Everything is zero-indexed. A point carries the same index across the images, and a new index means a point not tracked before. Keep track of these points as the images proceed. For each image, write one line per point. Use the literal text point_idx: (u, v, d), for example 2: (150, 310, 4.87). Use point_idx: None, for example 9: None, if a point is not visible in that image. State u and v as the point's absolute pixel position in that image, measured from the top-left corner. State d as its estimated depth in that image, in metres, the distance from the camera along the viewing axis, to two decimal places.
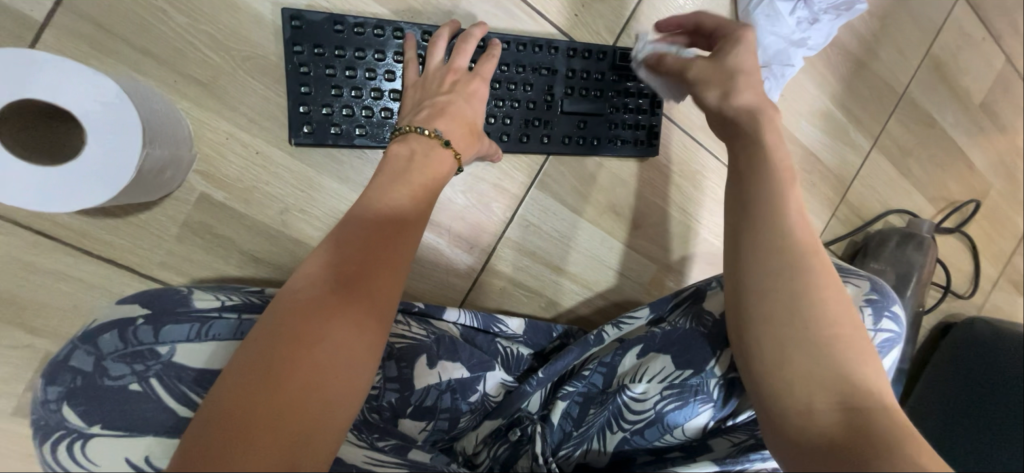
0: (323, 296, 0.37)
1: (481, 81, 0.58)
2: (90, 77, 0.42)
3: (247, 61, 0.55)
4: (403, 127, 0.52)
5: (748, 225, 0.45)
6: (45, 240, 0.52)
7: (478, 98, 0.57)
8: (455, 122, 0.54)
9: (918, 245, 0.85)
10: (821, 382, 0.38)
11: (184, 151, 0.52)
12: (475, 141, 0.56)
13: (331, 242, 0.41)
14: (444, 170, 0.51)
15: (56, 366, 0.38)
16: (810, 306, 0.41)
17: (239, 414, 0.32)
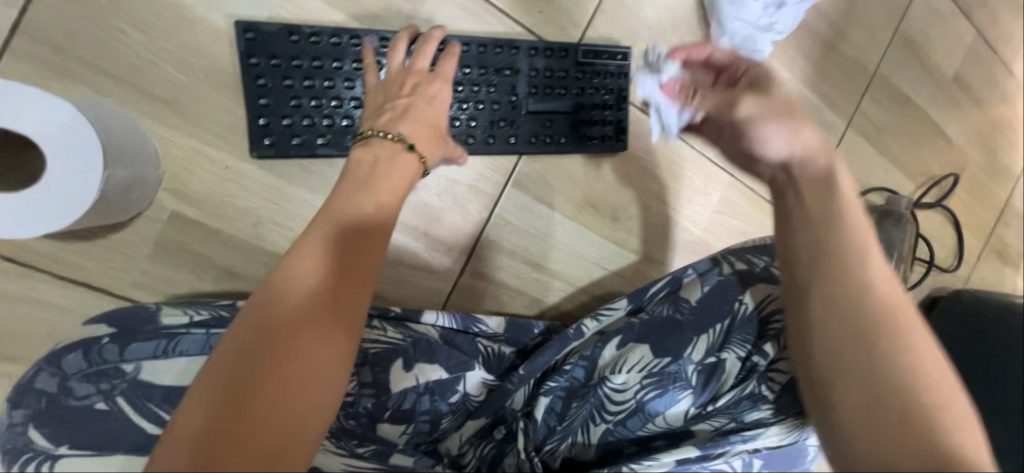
0: (299, 316, 0.37)
1: (444, 83, 0.57)
2: (44, 102, 0.42)
3: (209, 76, 0.55)
4: (365, 131, 0.52)
5: (802, 226, 0.41)
6: (18, 266, 0.52)
7: (440, 99, 0.57)
8: (417, 125, 0.54)
9: (896, 220, 0.85)
10: (884, 391, 0.35)
11: (151, 170, 0.52)
12: (438, 143, 0.56)
13: (302, 255, 0.40)
14: (407, 175, 0.51)
15: (23, 389, 0.39)
16: (886, 330, 0.36)
17: (203, 438, 0.31)
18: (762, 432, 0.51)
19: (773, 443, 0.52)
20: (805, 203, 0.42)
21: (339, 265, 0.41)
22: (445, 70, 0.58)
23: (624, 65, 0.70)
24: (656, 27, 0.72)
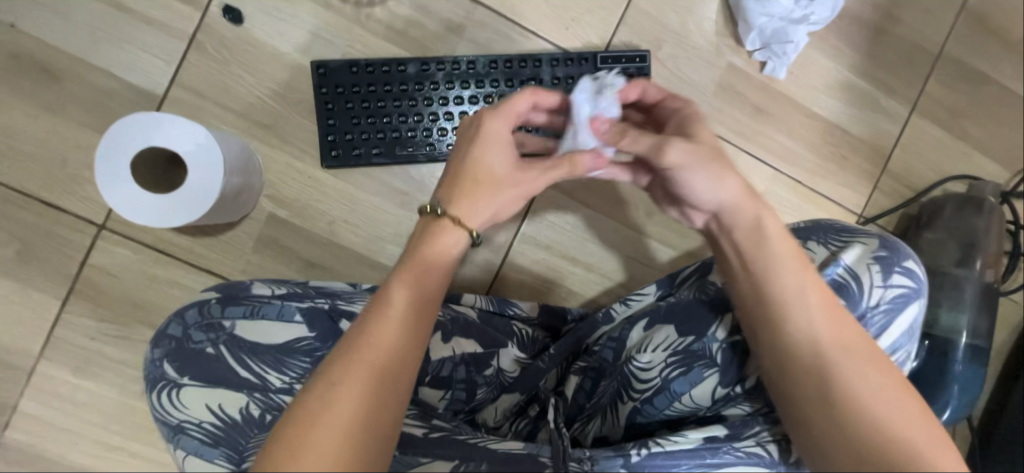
0: (382, 384, 0.40)
1: (502, 125, 0.50)
2: (191, 128, 0.58)
3: (298, 105, 0.69)
4: (424, 206, 0.49)
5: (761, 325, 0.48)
6: (164, 256, 0.68)
7: (489, 150, 0.49)
8: (456, 188, 0.48)
9: (977, 207, 0.77)
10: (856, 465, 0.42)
11: (255, 179, 0.67)
12: (489, 209, 0.48)
13: (369, 323, 0.42)
14: (448, 249, 0.47)
15: (161, 334, 0.50)
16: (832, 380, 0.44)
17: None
18: None
19: None
20: (740, 254, 0.49)
21: (414, 334, 0.43)
22: (491, 125, 0.49)
23: (643, 67, 0.74)
24: (680, 31, 0.76)
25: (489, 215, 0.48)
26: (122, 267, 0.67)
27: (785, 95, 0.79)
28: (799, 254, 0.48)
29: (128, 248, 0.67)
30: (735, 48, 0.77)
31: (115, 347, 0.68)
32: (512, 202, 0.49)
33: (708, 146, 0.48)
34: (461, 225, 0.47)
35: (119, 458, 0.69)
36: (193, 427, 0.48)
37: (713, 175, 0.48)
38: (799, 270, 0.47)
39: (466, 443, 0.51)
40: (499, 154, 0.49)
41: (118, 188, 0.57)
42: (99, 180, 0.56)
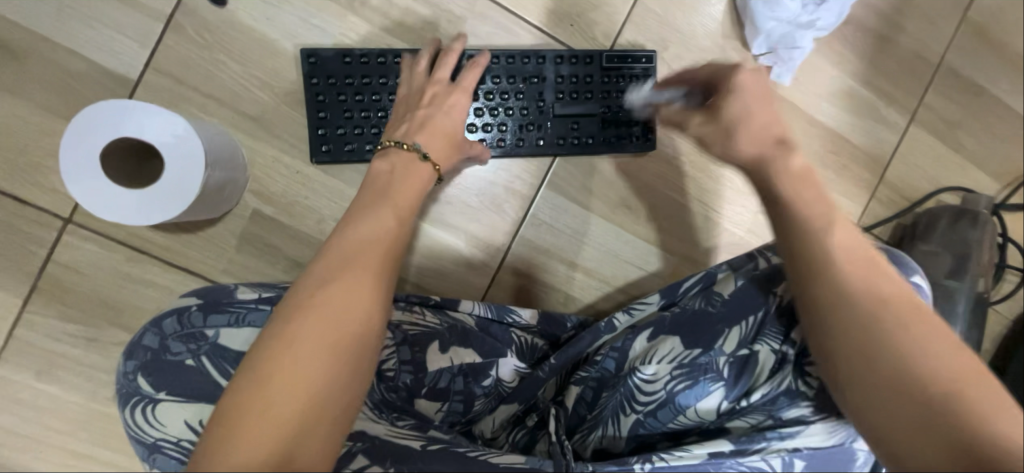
0: (351, 319, 0.40)
1: (462, 93, 0.62)
2: (167, 118, 0.53)
3: (286, 96, 0.65)
4: (384, 142, 0.56)
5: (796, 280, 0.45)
6: (139, 254, 0.63)
7: (452, 110, 0.60)
8: (433, 135, 0.58)
9: (972, 220, 0.78)
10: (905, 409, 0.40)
11: (239, 173, 0.63)
12: (450, 150, 0.60)
13: (335, 267, 0.42)
14: (421, 184, 0.54)
15: (134, 344, 0.46)
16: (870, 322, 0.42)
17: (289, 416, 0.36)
18: (802, 430, 0.50)
19: (814, 444, 0.50)
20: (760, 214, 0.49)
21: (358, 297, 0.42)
22: (457, 96, 0.61)
23: (650, 67, 0.72)
24: (686, 32, 0.74)
25: (451, 161, 0.60)
26: (91, 265, 0.63)
27: (789, 101, 0.78)
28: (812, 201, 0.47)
29: (98, 245, 0.62)
30: (741, 51, 0.76)
31: (83, 349, 0.63)
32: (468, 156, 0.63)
33: (723, 127, 0.52)
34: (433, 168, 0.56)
35: (89, 467, 0.65)
36: (171, 445, 0.44)
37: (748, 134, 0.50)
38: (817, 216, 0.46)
39: (462, 456, 0.49)
40: (457, 110, 0.61)
41: (86, 182, 0.52)
42: (65, 172, 0.52)
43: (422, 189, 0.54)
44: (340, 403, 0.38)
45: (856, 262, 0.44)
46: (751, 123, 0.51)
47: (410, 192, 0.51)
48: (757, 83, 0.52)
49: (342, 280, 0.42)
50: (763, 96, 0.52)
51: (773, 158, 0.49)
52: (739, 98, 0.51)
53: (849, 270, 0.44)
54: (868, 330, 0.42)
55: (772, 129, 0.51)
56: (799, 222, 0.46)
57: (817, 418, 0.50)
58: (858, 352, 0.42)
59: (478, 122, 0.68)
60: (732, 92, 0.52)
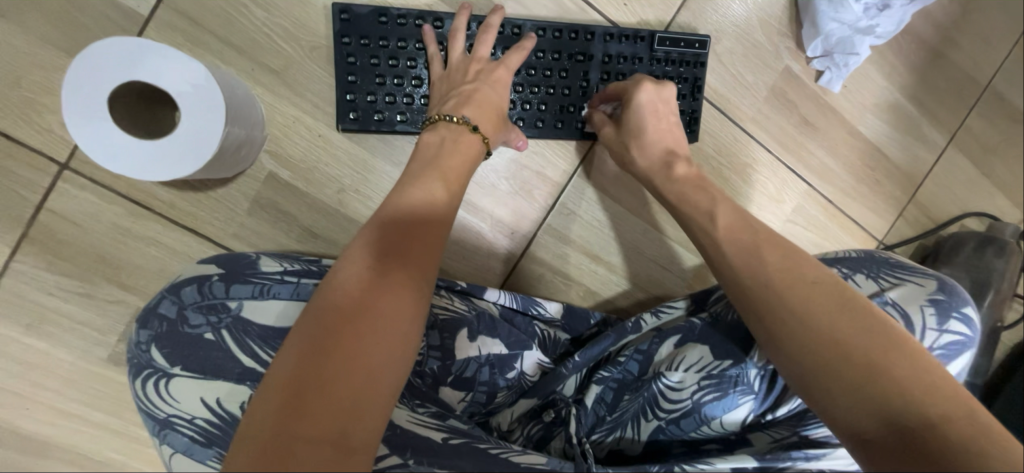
0: (374, 280, 0.40)
1: (506, 70, 0.60)
2: (185, 63, 0.48)
3: (313, 51, 0.60)
4: (432, 116, 0.55)
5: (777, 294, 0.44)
6: (141, 209, 0.59)
7: (499, 86, 0.59)
8: (481, 108, 0.56)
9: (998, 250, 0.79)
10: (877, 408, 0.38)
11: (258, 132, 0.58)
12: (499, 128, 0.58)
13: (358, 243, 0.44)
14: (472, 155, 0.54)
15: (149, 312, 0.43)
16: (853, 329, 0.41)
17: (299, 374, 0.35)
18: (828, 452, 0.48)
19: (839, 466, 0.49)
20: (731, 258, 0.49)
21: (365, 245, 0.43)
22: (500, 72, 0.59)
23: (702, 54, 0.68)
24: (742, 26, 0.70)
25: (500, 138, 0.59)
26: (88, 216, 0.58)
27: (834, 109, 0.75)
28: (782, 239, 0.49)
29: (97, 195, 0.57)
30: (794, 52, 0.72)
31: (77, 306, 0.59)
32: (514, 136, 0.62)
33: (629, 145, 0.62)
34: (483, 141, 0.56)
35: (79, 428, 0.62)
36: (184, 423, 0.41)
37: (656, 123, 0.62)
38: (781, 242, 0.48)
39: (486, 453, 0.46)
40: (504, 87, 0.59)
41: (90, 127, 0.47)
42: (65, 113, 0.46)
43: (471, 162, 0.54)
44: (391, 345, 0.38)
45: (741, 249, 0.48)
46: (648, 138, 0.62)
47: (459, 164, 0.52)
48: (659, 98, 0.62)
49: (364, 249, 0.43)
50: (665, 111, 0.63)
51: (658, 172, 0.61)
52: (644, 114, 0.61)
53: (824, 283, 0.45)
54: (791, 307, 0.43)
55: (663, 145, 0.62)
56: (695, 228, 0.54)
57: (843, 441, 0.50)
58: (786, 330, 0.43)
59: (516, 100, 0.64)
60: (637, 107, 0.61)
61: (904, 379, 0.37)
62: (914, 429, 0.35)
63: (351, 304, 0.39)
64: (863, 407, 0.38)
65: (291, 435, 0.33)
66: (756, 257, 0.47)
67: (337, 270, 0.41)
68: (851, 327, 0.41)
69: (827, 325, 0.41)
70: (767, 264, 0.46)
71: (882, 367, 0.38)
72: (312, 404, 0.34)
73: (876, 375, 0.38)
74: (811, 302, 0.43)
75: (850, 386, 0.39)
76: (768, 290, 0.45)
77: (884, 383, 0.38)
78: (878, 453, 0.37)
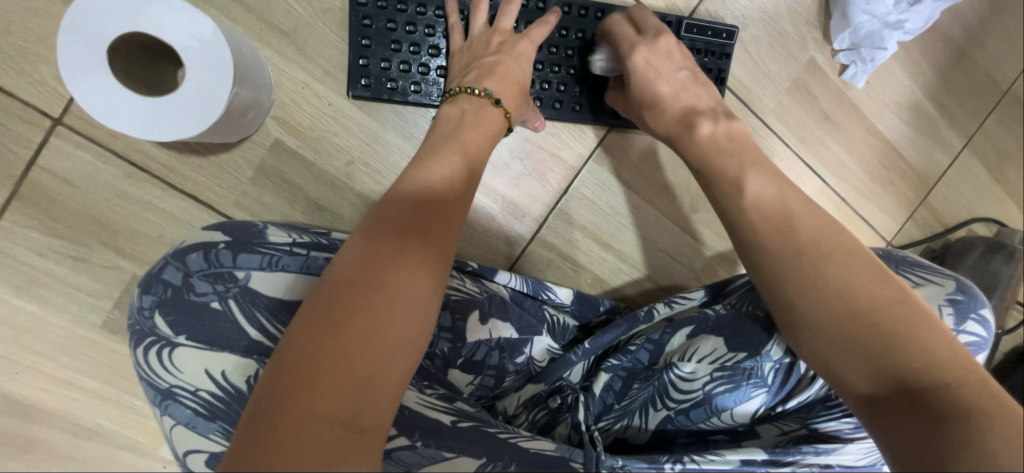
0: (390, 246, 0.39)
1: (530, 43, 0.57)
2: (192, 16, 0.45)
3: (326, 13, 0.57)
4: (453, 88, 0.53)
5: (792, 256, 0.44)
6: (139, 172, 0.56)
7: (523, 61, 0.56)
8: (504, 82, 0.54)
9: (1007, 256, 0.78)
10: (868, 370, 0.39)
11: (265, 96, 0.55)
12: (521, 105, 0.56)
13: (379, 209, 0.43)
14: (492, 131, 0.52)
15: (151, 277, 0.41)
16: (861, 297, 0.40)
17: (311, 337, 0.34)
18: (839, 448, 0.48)
19: (846, 462, 0.48)
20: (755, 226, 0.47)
21: (378, 216, 0.42)
22: (523, 45, 0.57)
23: (729, 44, 0.66)
24: (771, 13, 0.68)
25: (520, 115, 0.57)
26: (82, 176, 0.55)
27: (855, 105, 0.74)
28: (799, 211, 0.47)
29: (93, 155, 0.55)
30: (821, 43, 0.70)
31: (69, 269, 0.56)
32: (533, 113, 0.60)
33: (634, 110, 0.59)
34: (505, 117, 0.54)
35: (70, 394, 0.60)
36: (188, 394, 0.40)
37: (655, 75, 0.57)
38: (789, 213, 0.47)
39: (495, 438, 0.45)
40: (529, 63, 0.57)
41: (87, 79, 0.44)
42: (61, 66, 0.43)
43: (491, 137, 0.52)
44: (410, 309, 0.37)
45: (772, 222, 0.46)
46: (662, 101, 0.57)
47: (479, 138, 0.50)
48: (654, 57, 0.57)
49: (383, 216, 0.42)
50: (665, 68, 0.57)
51: (676, 134, 0.56)
52: (636, 79, 0.57)
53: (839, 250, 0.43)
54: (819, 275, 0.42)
55: (681, 103, 0.57)
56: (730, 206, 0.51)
57: (853, 437, 0.49)
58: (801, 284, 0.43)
59: (537, 77, 0.62)
60: (628, 72, 0.57)
61: (933, 349, 0.37)
62: (936, 402, 0.36)
63: (361, 271, 0.38)
64: (880, 378, 0.38)
65: (299, 400, 0.32)
66: (780, 228, 0.45)
67: (349, 242, 0.41)
68: (886, 298, 0.40)
69: (860, 297, 0.41)
70: (803, 238, 0.44)
71: (911, 343, 0.38)
72: (312, 371, 0.33)
73: (906, 344, 0.38)
74: (842, 278, 0.41)
75: (851, 349, 0.40)
76: (795, 262, 0.43)
77: (914, 358, 0.37)
78: (891, 418, 0.37)
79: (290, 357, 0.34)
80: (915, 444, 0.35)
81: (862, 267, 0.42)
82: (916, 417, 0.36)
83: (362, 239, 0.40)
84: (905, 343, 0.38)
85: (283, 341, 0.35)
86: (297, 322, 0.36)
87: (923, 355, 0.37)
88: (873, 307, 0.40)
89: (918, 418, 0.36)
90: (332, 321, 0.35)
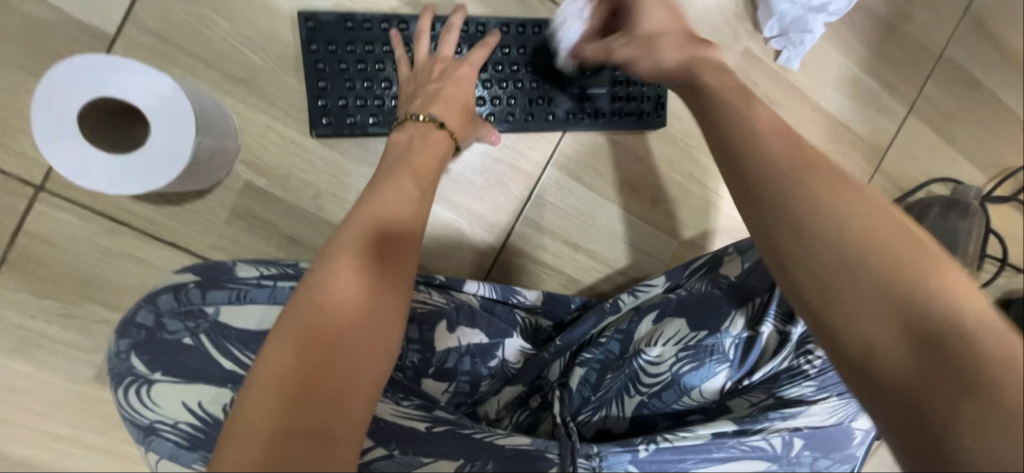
0: (359, 272, 0.41)
1: (470, 67, 0.61)
2: (154, 78, 0.49)
3: (282, 60, 0.61)
4: (401, 117, 0.57)
5: (779, 178, 0.36)
6: (119, 226, 0.59)
7: (466, 84, 0.60)
8: (448, 105, 0.58)
9: (963, 211, 0.80)
10: (876, 317, 0.32)
11: (231, 142, 0.59)
12: (469, 125, 0.60)
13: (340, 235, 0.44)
14: (441, 151, 0.56)
15: (126, 322, 0.44)
16: (859, 223, 0.33)
17: (294, 366, 0.36)
18: (803, 410, 0.50)
19: (814, 423, 0.51)
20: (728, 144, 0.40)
21: (356, 246, 0.43)
22: (466, 70, 0.61)
23: None
24: (700, 10, 0.72)
25: (468, 133, 0.60)
26: (66, 237, 0.58)
27: (795, 87, 0.77)
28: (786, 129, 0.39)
29: (74, 215, 0.58)
30: (752, 33, 0.74)
31: (60, 327, 0.59)
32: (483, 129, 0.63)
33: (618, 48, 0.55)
34: (452, 136, 0.57)
35: (69, 449, 0.62)
36: (167, 428, 0.42)
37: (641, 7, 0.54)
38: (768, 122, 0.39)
39: (471, 439, 0.47)
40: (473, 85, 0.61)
41: (59, 144, 0.48)
42: (35, 133, 0.47)
43: (439, 156, 0.55)
44: (382, 327, 0.40)
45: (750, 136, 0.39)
46: (647, 24, 0.53)
47: (429, 159, 0.54)
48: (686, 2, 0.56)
49: (345, 241, 0.43)
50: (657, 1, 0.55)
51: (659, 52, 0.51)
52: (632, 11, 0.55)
53: (833, 168, 0.36)
54: (813, 200, 0.34)
55: (662, 27, 0.52)
56: None
57: (816, 399, 0.51)
58: (794, 211, 0.35)
59: (487, 96, 0.66)
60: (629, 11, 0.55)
61: (941, 284, 0.31)
62: (945, 351, 0.30)
63: (335, 298, 0.39)
64: (887, 325, 0.31)
65: (302, 439, 0.33)
66: (777, 144, 0.37)
67: (323, 271, 0.41)
68: (886, 226, 0.34)
69: (862, 226, 0.33)
70: (785, 156, 0.37)
71: (935, 282, 0.31)
72: (313, 409, 0.34)
73: (916, 281, 0.31)
74: (847, 209, 0.34)
75: (854, 290, 0.32)
76: (799, 183, 0.35)
77: (925, 297, 0.31)
78: (894, 372, 0.31)
79: (285, 393, 0.35)
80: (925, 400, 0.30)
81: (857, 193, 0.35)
82: (924, 370, 0.30)
83: (343, 270, 0.41)
84: (916, 280, 0.32)
85: (261, 372, 0.36)
86: (283, 357, 0.36)
87: (935, 292, 0.31)
88: (876, 236, 0.33)
89: (925, 373, 0.30)
90: (329, 360, 0.37)
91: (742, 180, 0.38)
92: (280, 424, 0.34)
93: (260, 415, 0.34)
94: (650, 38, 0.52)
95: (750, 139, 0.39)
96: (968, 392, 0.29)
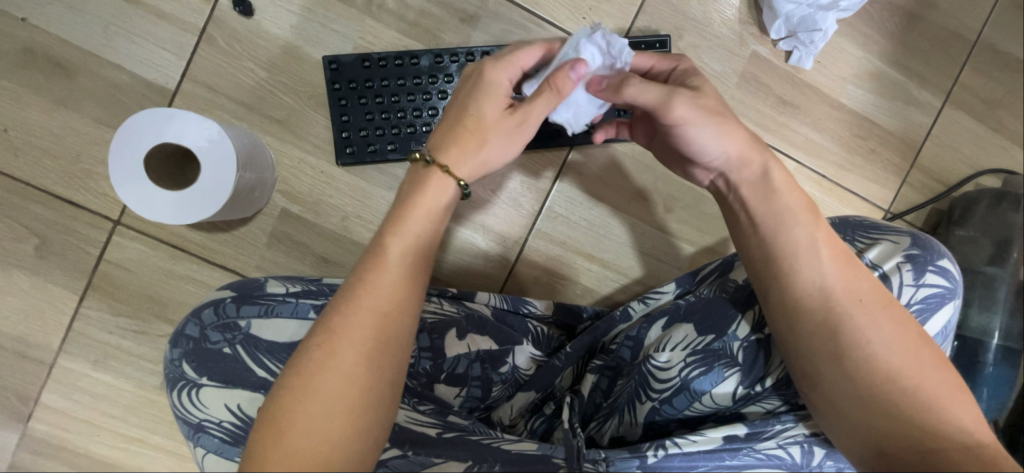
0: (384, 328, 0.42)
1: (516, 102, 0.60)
2: (204, 124, 0.57)
3: (311, 99, 0.69)
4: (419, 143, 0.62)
5: (768, 252, 0.48)
6: (180, 252, 0.68)
7: (484, 97, 0.46)
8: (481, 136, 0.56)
9: (1014, 203, 0.75)
10: (831, 362, 0.45)
11: (268, 175, 0.66)
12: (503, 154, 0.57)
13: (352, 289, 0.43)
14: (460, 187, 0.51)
15: (179, 334, 0.50)
16: (829, 295, 0.46)
17: (333, 425, 0.39)
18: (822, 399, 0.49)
19: None
20: (749, 211, 0.49)
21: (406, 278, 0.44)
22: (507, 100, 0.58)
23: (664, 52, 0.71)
24: (702, 20, 0.73)
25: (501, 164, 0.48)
26: (138, 263, 0.68)
27: (810, 85, 0.76)
28: (807, 203, 0.48)
29: (145, 244, 0.68)
30: (759, 36, 0.74)
31: (132, 341, 0.68)
32: (509, 147, 0.47)
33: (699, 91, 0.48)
34: (450, 173, 0.45)
35: (140, 450, 0.70)
36: (214, 426, 0.48)
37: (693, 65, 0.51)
38: (790, 197, 0.48)
39: (476, 443, 0.49)
40: None
41: (132, 185, 0.56)
42: (113, 177, 0.56)
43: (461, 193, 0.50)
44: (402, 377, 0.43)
45: (761, 191, 0.49)
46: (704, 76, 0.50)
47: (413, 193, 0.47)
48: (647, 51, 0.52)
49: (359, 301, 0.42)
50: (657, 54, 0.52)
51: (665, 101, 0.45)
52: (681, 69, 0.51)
53: (820, 243, 0.47)
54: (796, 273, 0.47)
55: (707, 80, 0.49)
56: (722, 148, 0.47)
57: None
58: (782, 282, 0.47)
59: None
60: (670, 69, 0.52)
61: (884, 341, 0.44)
62: (881, 387, 0.43)
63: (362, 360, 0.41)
64: (842, 370, 0.45)
65: (354, 446, 0.39)
66: (782, 218, 0.48)
67: (382, 299, 0.42)
68: (852, 293, 0.45)
69: (835, 296, 0.45)
70: (792, 232, 0.47)
71: (902, 355, 0.44)
72: (366, 424, 0.40)
73: (858, 341, 0.44)
74: (839, 278, 0.46)
75: (822, 344, 0.45)
76: (791, 248, 0.47)
77: (866, 350, 0.44)
78: (841, 399, 0.45)
79: (341, 406, 0.39)
80: (861, 418, 0.44)
81: (838, 266, 0.46)
82: (866, 400, 0.44)
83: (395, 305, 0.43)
84: (871, 336, 0.44)
85: (295, 435, 0.38)
86: (337, 376, 0.40)
87: (879, 347, 0.44)
88: (839, 302, 0.45)
89: (862, 400, 0.44)
90: (387, 385, 0.41)
91: (743, 229, 0.50)
92: (343, 446, 0.39)
93: (318, 421, 0.39)
94: (666, 104, 0.45)
95: (755, 199, 0.49)
96: (908, 426, 0.42)
